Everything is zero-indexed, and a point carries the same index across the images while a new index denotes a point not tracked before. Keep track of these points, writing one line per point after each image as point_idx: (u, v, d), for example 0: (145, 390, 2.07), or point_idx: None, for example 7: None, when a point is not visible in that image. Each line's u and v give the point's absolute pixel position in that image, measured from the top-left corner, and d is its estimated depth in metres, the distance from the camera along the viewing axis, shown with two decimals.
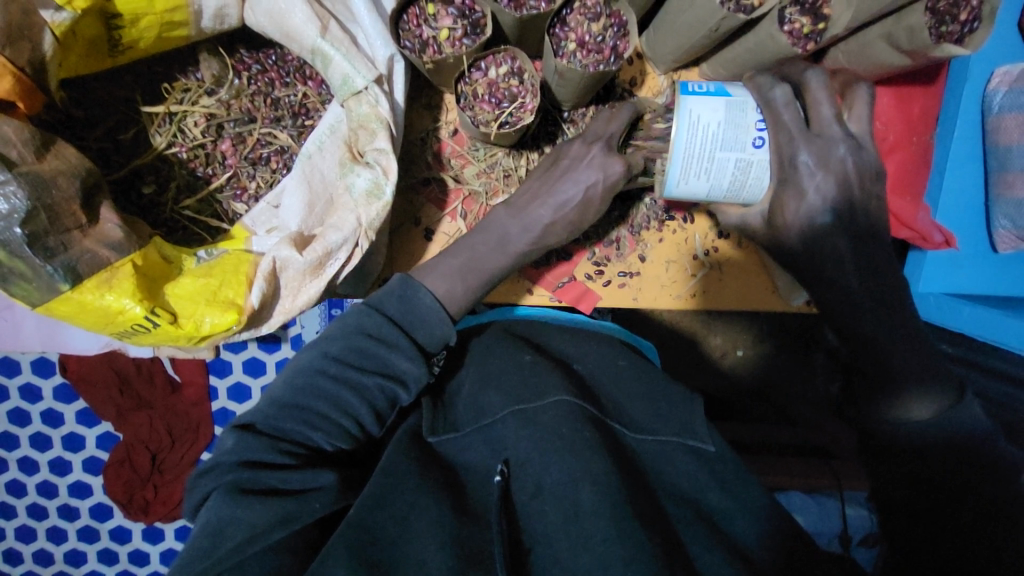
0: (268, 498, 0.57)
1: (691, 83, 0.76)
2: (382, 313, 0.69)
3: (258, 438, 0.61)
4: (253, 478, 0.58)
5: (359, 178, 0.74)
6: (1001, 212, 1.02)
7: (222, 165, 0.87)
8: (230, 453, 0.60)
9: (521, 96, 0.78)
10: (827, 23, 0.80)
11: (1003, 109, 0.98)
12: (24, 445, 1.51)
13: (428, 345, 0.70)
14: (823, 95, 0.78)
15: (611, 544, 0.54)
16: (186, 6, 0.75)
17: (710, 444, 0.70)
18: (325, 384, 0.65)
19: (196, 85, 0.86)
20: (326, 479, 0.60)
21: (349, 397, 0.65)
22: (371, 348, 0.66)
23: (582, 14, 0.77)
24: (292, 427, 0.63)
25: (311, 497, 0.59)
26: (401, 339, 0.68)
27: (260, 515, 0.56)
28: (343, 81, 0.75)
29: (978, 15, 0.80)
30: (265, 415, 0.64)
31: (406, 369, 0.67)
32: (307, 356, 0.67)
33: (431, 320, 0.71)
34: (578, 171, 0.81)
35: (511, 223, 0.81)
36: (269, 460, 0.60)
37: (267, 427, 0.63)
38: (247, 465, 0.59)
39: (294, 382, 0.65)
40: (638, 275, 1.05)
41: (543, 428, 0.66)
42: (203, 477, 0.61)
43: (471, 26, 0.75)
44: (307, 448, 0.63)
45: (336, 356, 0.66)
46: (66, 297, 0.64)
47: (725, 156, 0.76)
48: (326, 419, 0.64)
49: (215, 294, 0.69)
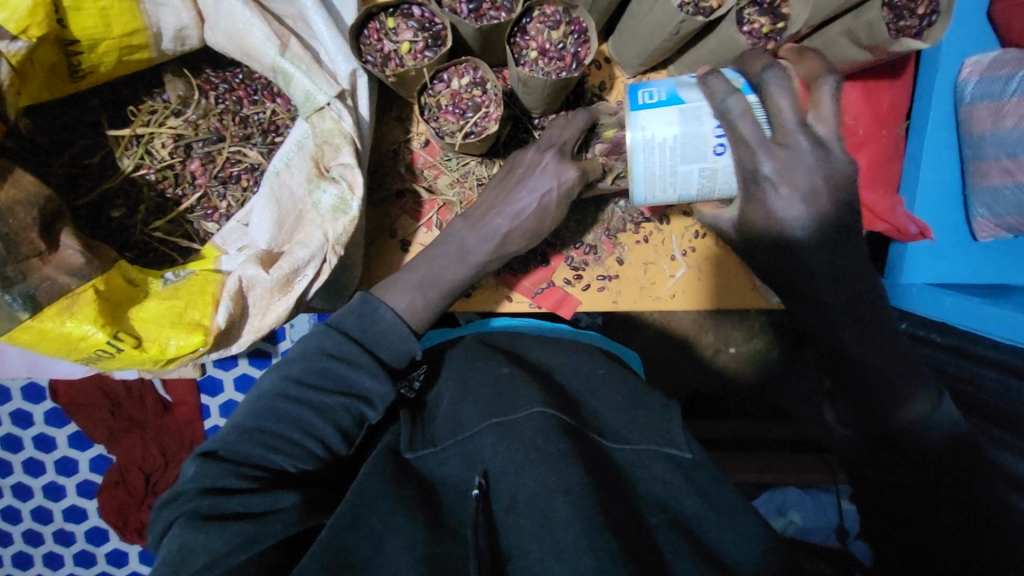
0: (230, 522, 0.58)
1: (643, 92, 0.73)
2: (341, 331, 0.70)
3: (220, 464, 0.62)
4: (214, 504, 0.59)
5: (325, 194, 0.73)
6: (978, 201, 1.02)
7: (192, 186, 0.87)
8: (192, 481, 0.61)
9: (484, 106, 0.78)
10: (786, 22, 0.81)
11: (975, 98, 0.98)
12: (17, 471, 1.51)
13: (392, 361, 0.72)
14: (785, 103, 0.70)
15: (581, 553, 0.54)
16: (144, 29, 0.76)
17: (686, 451, 0.71)
18: (287, 407, 0.66)
19: (162, 107, 0.86)
20: (289, 500, 0.61)
21: (313, 418, 0.66)
22: (332, 367, 0.68)
23: (542, 23, 0.78)
24: (254, 451, 0.64)
25: (274, 518, 0.59)
26: (362, 356, 0.69)
27: (220, 540, 0.56)
28: (305, 98, 0.75)
29: (935, 9, 0.82)
30: (227, 441, 0.65)
31: (369, 386, 0.69)
32: (269, 380, 0.69)
33: (393, 336, 0.72)
34: (535, 177, 0.81)
35: (469, 234, 0.81)
36: (231, 485, 0.61)
37: (229, 453, 0.64)
38: (209, 492, 0.60)
39: (257, 407, 0.67)
40: (617, 279, 1.05)
41: (519, 441, 0.66)
42: (166, 508, 0.61)
43: (431, 38, 0.76)
44: (270, 472, 0.64)
45: (296, 378, 0.67)
46: (26, 326, 0.64)
47: (687, 169, 0.73)
48: (290, 440, 0.65)
49: (181, 315, 0.69)
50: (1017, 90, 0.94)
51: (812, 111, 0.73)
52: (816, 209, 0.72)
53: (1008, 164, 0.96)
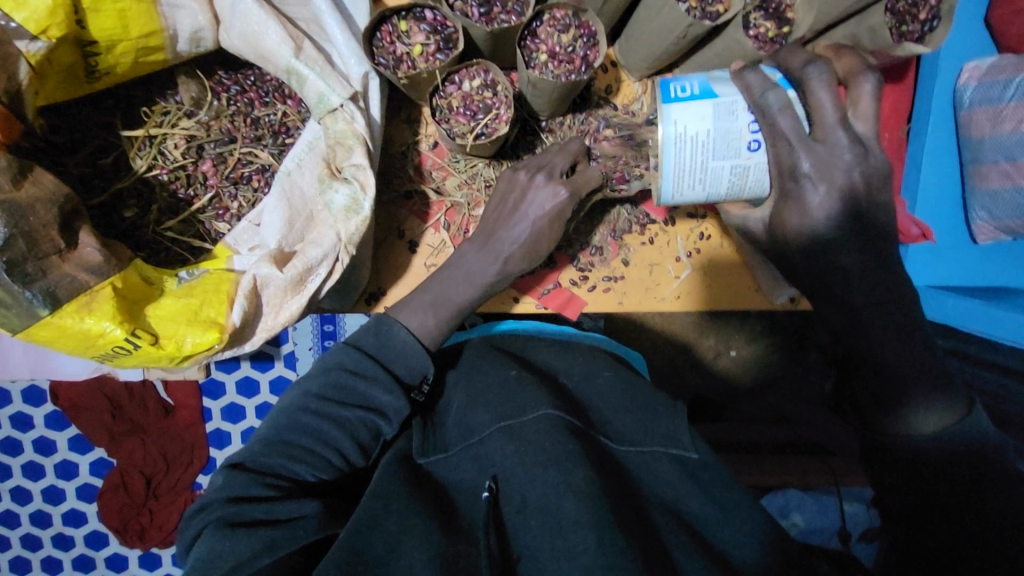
0: (254, 529, 0.60)
1: (676, 86, 0.76)
2: (359, 348, 0.74)
3: (246, 474, 0.65)
4: (240, 511, 0.61)
5: (337, 194, 0.75)
6: (978, 204, 1.04)
7: (204, 186, 0.87)
8: (219, 491, 0.64)
9: (494, 108, 0.79)
10: (791, 27, 0.83)
11: (973, 103, 1.00)
12: (17, 474, 1.50)
13: (406, 377, 0.76)
14: (826, 98, 0.71)
15: (591, 552, 0.55)
16: (161, 31, 0.76)
17: (693, 451, 0.72)
18: (308, 420, 0.69)
19: (174, 108, 0.87)
20: (309, 507, 0.63)
21: (332, 430, 0.69)
22: (350, 382, 0.72)
23: (552, 26, 0.79)
24: (278, 461, 0.67)
25: (296, 524, 0.61)
26: (378, 372, 0.73)
27: (245, 544, 0.58)
28: (318, 99, 0.76)
29: (937, 14, 0.83)
30: (252, 453, 0.67)
31: (384, 399, 0.72)
32: (292, 396, 0.72)
33: (407, 353, 0.76)
34: (530, 198, 0.83)
35: (474, 259, 0.84)
36: (256, 493, 0.63)
37: (255, 464, 0.66)
38: (235, 500, 0.62)
39: (280, 421, 0.70)
40: (623, 280, 1.06)
41: (528, 442, 0.66)
42: (195, 517, 0.63)
43: (443, 41, 0.77)
44: (291, 481, 0.66)
45: (316, 393, 0.71)
46: (45, 322, 0.64)
47: (718, 164, 0.76)
48: (311, 451, 0.68)
49: (196, 313, 0.69)
50: (1015, 95, 0.96)
51: (851, 108, 0.74)
52: (818, 213, 0.73)
53: (1007, 168, 0.98)
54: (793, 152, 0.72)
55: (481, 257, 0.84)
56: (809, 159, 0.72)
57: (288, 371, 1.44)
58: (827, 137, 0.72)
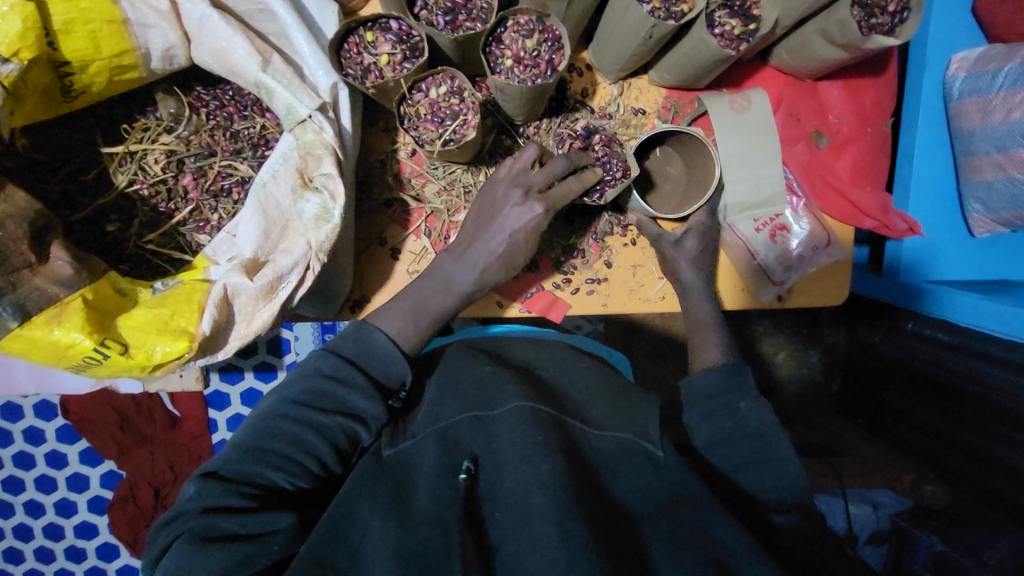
0: (228, 543, 0.61)
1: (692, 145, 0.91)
2: (338, 354, 0.74)
3: (221, 483, 0.65)
4: (214, 524, 0.62)
5: (308, 203, 0.76)
6: (972, 196, 1.05)
7: (185, 200, 0.89)
8: (194, 500, 0.64)
9: (462, 113, 0.81)
10: (757, 24, 0.83)
11: (963, 94, 1.01)
12: (29, 488, 1.54)
13: (384, 381, 0.76)
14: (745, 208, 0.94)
15: (563, 550, 0.55)
16: (132, 49, 0.79)
17: (660, 449, 0.71)
18: (285, 427, 0.69)
19: (154, 124, 0.89)
20: (284, 521, 0.65)
21: (308, 437, 0.69)
22: (329, 389, 0.72)
23: (516, 32, 0.80)
24: (253, 469, 0.67)
25: (268, 539, 0.63)
26: (357, 378, 0.73)
27: (218, 560, 0.59)
28: (287, 111, 0.78)
29: (906, 6, 0.85)
30: (227, 461, 0.67)
31: (362, 405, 0.72)
32: (269, 403, 0.72)
33: (386, 359, 0.76)
34: (505, 214, 0.84)
35: (453, 263, 0.85)
36: (231, 503, 0.63)
37: (230, 472, 0.66)
38: (210, 511, 0.63)
39: (257, 428, 0.70)
40: (606, 281, 1.06)
41: (502, 438, 0.66)
42: (167, 527, 0.64)
43: (409, 50, 0.79)
44: (267, 490, 0.67)
45: (295, 399, 0.71)
46: (16, 335, 0.66)
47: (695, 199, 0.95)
48: (288, 458, 0.68)
49: (166, 323, 0.70)
50: (1004, 84, 0.97)
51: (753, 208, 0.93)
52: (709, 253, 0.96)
53: (999, 158, 0.99)
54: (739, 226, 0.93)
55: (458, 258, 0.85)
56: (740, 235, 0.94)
57: None
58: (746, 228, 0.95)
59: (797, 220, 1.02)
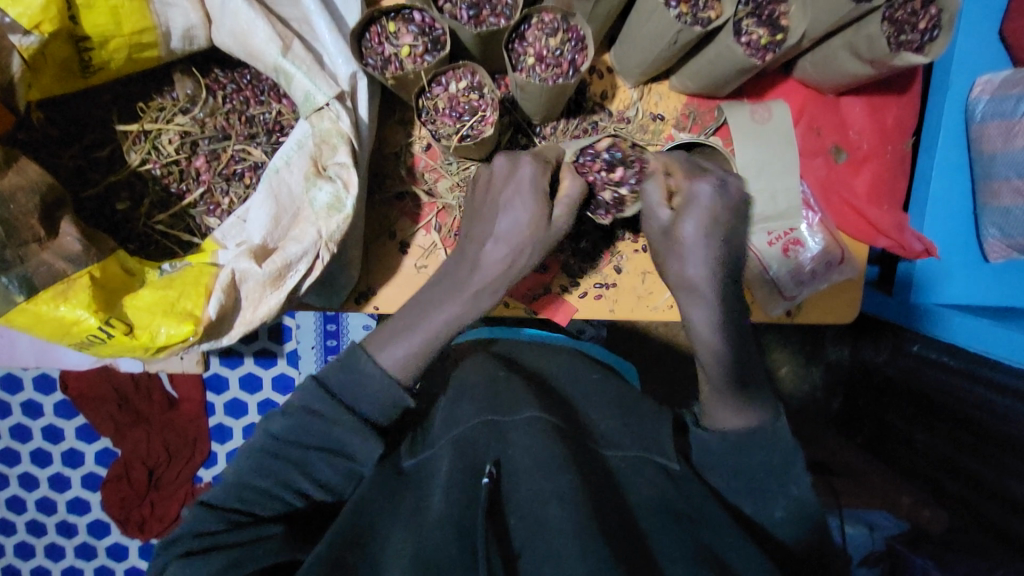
0: (211, 556, 0.63)
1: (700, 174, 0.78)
2: (324, 384, 0.72)
3: (208, 509, 0.67)
4: (199, 542, 0.65)
5: (321, 192, 0.75)
6: (989, 221, 1.04)
7: (196, 181, 0.88)
8: (185, 525, 0.67)
9: (481, 109, 0.80)
10: (785, 34, 0.83)
11: (985, 117, 1.00)
12: (24, 461, 1.54)
13: (375, 414, 0.73)
14: (693, 219, 0.78)
15: (572, 558, 0.53)
16: (153, 28, 0.78)
17: (674, 462, 0.71)
18: (270, 462, 0.69)
19: (170, 104, 0.89)
20: (266, 534, 0.67)
21: (291, 467, 0.69)
22: (312, 422, 0.70)
23: (540, 30, 0.79)
24: (242, 496, 0.68)
25: (251, 552, 0.64)
26: (339, 411, 0.70)
27: (200, 570, 0.62)
28: (305, 98, 0.77)
29: (937, 24, 0.83)
30: (217, 490, 0.70)
31: (349, 442, 0.70)
32: (258, 435, 0.72)
33: (374, 389, 0.73)
34: (500, 224, 0.81)
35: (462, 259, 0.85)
36: (216, 526, 0.66)
37: (217, 500, 0.68)
38: (198, 534, 0.65)
39: (244, 460, 0.71)
40: (615, 287, 1.05)
41: (516, 445, 0.65)
42: (163, 549, 0.67)
43: (431, 43, 0.78)
44: (251, 515, 0.68)
45: (277, 433, 0.70)
46: (21, 309, 0.66)
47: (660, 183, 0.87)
48: (270, 488, 0.69)
49: (172, 305, 0.70)
50: None
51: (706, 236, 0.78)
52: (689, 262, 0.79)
53: (1018, 184, 0.98)
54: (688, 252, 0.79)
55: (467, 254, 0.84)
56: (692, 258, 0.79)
57: (290, 369, 1.47)
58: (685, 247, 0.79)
59: (812, 235, 1.00)
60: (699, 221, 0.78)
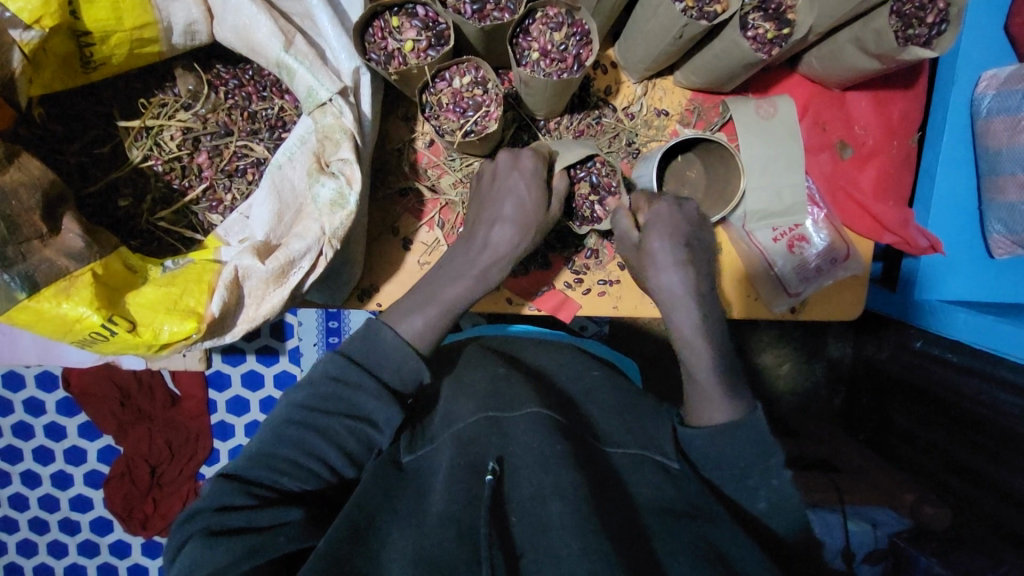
0: (238, 535, 0.61)
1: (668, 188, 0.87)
2: (346, 354, 0.72)
3: (230, 482, 0.65)
4: (222, 521, 0.61)
5: (324, 187, 0.74)
6: (995, 217, 1.03)
7: (198, 178, 0.88)
8: (206, 499, 0.64)
9: (485, 105, 0.79)
10: (791, 29, 0.82)
11: (991, 112, 0.99)
12: (27, 457, 1.54)
13: (397, 384, 0.73)
14: (666, 233, 0.84)
15: (573, 556, 0.53)
16: (155, 23, 0.78)
17: (674, 460, 0.70)
18: (293, 432, 0.68)
19: (172, 100, 0.88)
20: (292, 515, 0.64)
21: (317, 439, 0.68)
22: (337, 391, 0.70)
23: (544, 24, 0.79)
24: (264, 472, 0.67)
25: (276, 532, 0.62)
26: (366, 380, 0.70)
27: (225, 552, 0.59)
28: (308, 93, 0.76)
29: (945, 17, 0.82)
30: (237, 463, 0.68)
31: (372, 410, 0.70)
32: (280, 406, 0.71)
33: (397, 359, 0.73)
34: (502, 210, 0.84)
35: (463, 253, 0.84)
36: (240, 502, 0.63)
37: (238, 473, 0.66)
38: (221, 509, 0.62)
39: (266, 433, 0.69)
40: (619, 284, 1.04)
41: (518, 444, 0.65)
42: (180, 526, 0.63)
43: (434, 37, 0.78)
44: (277, 491, 0.66)
45: (302, 403, 0.69)
46: (23, 306, 0.65)
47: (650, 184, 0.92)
48: (295, 462, 0.67)
49: (176, 302, 0.70)
50: None
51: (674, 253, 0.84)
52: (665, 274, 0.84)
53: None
54: (662, 265, 0.84)
55: (469, 250, 0.84)
56: (667, 267, 0.84)
57: (292, 366, 1.47)
58: (658, 264, 0.84)
59: (817, 230, 1.00)
60: (667, 240, 0.84)
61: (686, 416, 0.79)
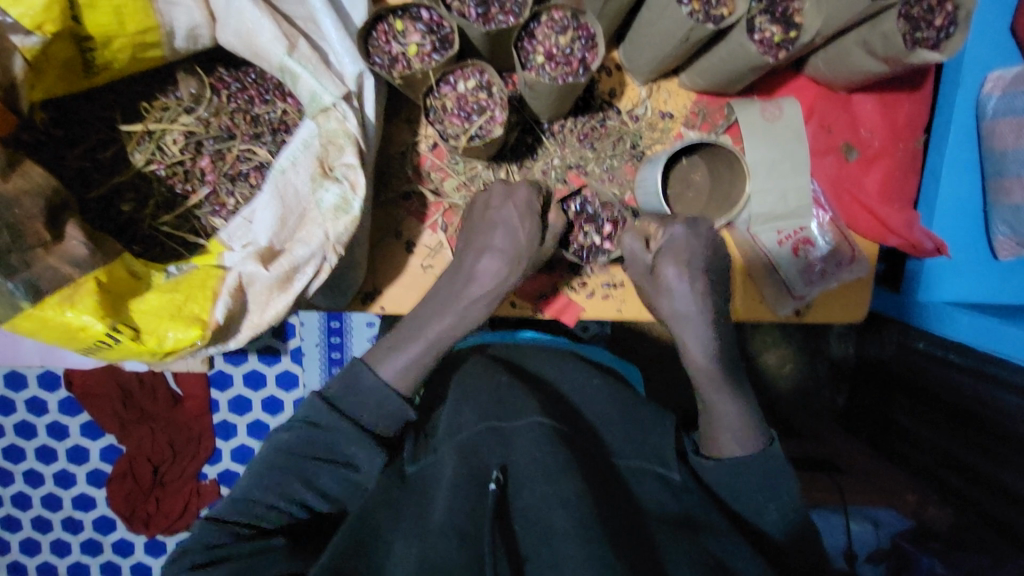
0: (218, 569, 0.63)
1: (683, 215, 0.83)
2: (323, 397, 0.71)
3: (215, 522, 0.67)
4: (204, 557, 0.64)
5: (327, 193, 0.74)
6: (1000, 219, 1.02)
7: (201, 182, 0.88)
8: (194, 537, 0.67)
9: (489, 109, 0.79)
10: (798, 32, 0.82)
11: (997, 114, 0.98)
12: (30, 457, 1.54)
13: (379, 425, 0.73)
14: (681, 258, 0.82)
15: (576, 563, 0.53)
16: (157, 27, 0.77)
17: (676, 472, 0.71)
18: (272, 474, 0.69)
19: (174, 104, 0.88)
20: (271, 548, 0.67)
21: (296, 481, 0.69)
22: (314, 435, 0.69)
23: (549, 28, 0.78)
24: (247, 510, 0.68)
25: (255, 563, 0.64)
26: (342, 423, 0.70)
27: None
28: (311, 98, 0.76)
29: (953, 20, 0.82)
30: (223, 503, 0.70)
31: (354, 453, 0.70)
32: (262, 448, 0.72)
33: (375, 399, 0.72)
34: (491, 241, 0.82)
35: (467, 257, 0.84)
36: (221, 540, 0.66)
37: (223, 513, 0.68)
38: (205, 546, 0.65)
39: (249, 474, 0.70)
40: (624, 287, 1.02)
41: (520, 453, 0.65)
42: (170, 561, 0.67)
43: (439, 41, 0.78)
44: (259, 526, 0.69)
45: (280, 446, 0.69)
46: (27, 314, 0.65)
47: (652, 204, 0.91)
48: (276, 502, 0.69)
49: (179, 309, 0.70)
50: None
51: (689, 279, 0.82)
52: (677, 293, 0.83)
53: None
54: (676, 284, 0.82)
55: (453, 281, 0.82)
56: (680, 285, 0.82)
57: (294, 367, 1.47)
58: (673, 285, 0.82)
59: (821, 234, 1.00)
60: (683, 265, 0.82)
61: (701, 444, 0.79)
